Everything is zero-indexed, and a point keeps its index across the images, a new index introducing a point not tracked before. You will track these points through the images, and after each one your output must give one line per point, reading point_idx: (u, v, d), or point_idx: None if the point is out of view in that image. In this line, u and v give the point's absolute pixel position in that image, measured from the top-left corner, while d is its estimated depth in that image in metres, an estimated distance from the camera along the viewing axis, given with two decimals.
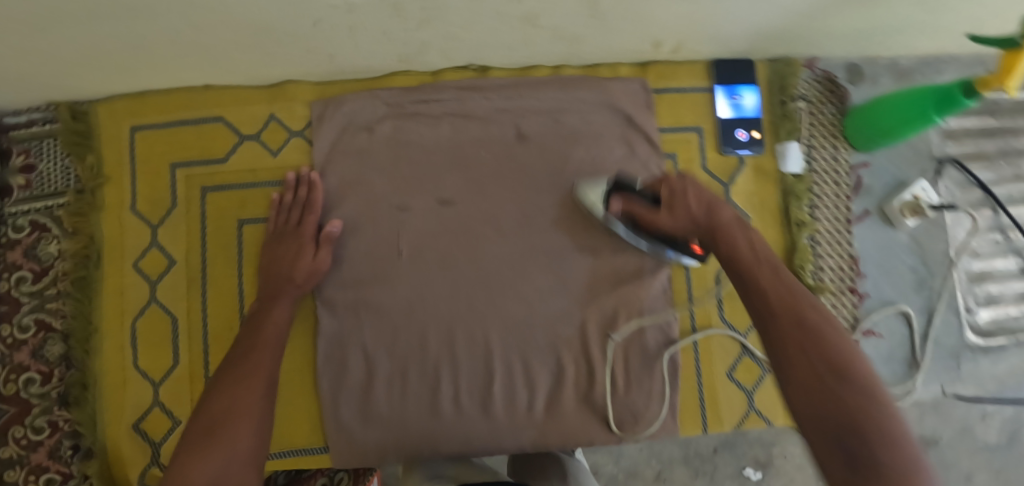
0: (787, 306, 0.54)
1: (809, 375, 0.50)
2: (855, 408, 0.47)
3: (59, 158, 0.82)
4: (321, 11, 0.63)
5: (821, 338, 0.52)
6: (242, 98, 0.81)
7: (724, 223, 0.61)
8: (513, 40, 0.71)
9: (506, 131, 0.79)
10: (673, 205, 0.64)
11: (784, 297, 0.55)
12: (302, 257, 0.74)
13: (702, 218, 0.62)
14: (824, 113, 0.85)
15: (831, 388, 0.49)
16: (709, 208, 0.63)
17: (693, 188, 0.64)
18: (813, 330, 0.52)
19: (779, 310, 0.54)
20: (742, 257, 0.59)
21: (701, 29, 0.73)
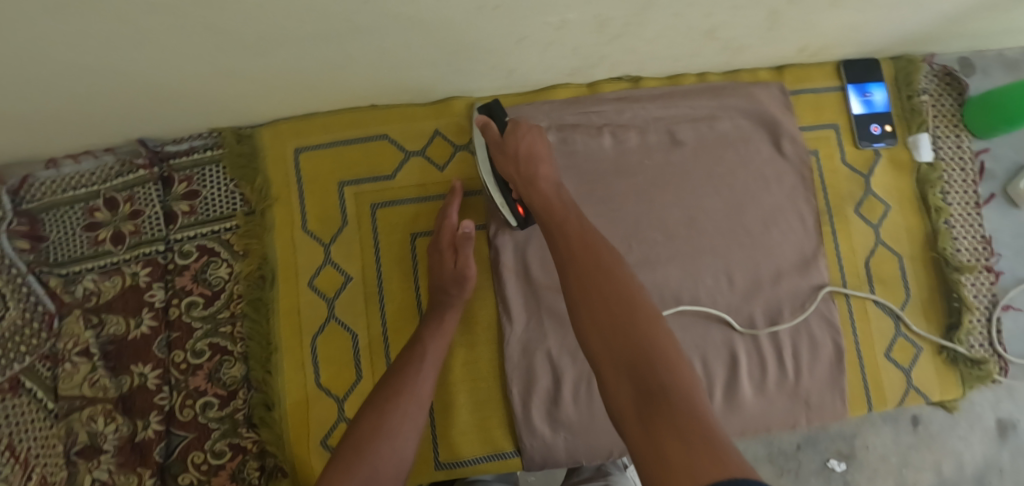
0: (584, 252, 0.58)
1: (619, 342, 0.51)
2: (665, 374, 0.48)
3: (223, 183, 0.84)
4: (532, 28, 0.67)
5: (625, 300, 0.54)
6: (408, 114, 0.83)
7: (557, 214, 0.64)
8: (684, 50, 0.78)
9: (661, 137, 0.85)
10: (506, 146, 0.71)
11: (589, 258, 0.57)
12: (445, 264, 0.75)
13: (523, 163, 0.70)
14: (944, 105, 0.91)
15: (641, 361, 0.49)
16: (527, 159, 0.70)
17: (530, 136, 0.72)
18: (618, 294, 0.54)
19: (576, 259, 0.58)
20: (552, 213, 0.64)
21: (846, 34, 0.80)
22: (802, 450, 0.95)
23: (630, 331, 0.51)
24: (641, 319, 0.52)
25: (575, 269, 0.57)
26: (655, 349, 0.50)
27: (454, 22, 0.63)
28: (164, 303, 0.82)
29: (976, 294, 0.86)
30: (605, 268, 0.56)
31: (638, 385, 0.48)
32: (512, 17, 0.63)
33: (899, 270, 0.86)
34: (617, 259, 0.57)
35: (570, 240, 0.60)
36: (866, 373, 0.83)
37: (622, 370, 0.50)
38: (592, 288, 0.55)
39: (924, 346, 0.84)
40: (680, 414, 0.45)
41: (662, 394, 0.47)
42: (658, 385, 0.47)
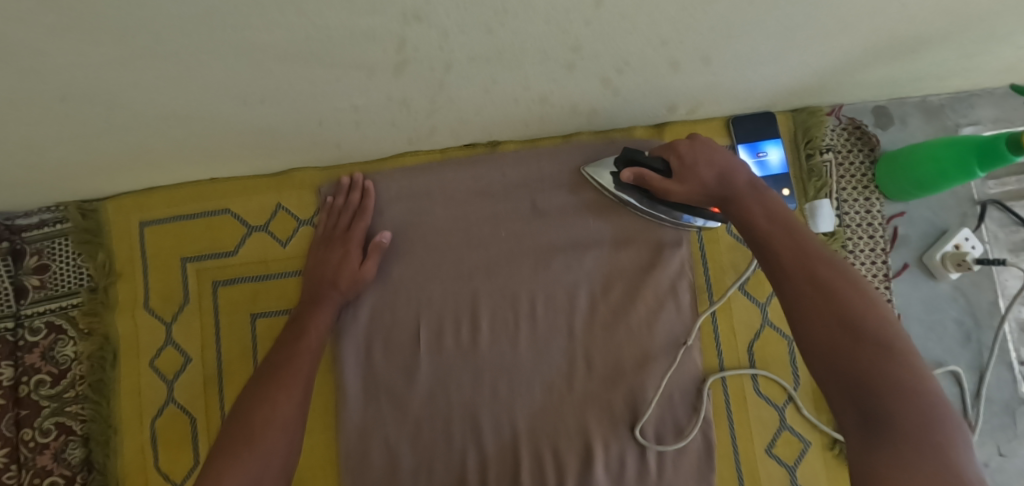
0: (799, 261, 0.52)
1: (838, 361, 0.46)
2: (904, 403, 0.43)
3: (71, 257, 0.81)
4: (324, 113, 0.62)
5: (848, 306, 0.48)
6: (249, 187, 0.79)
7: (745, 217, 0.59)
8: (527, 117, 0.71)
9: (522, 206, 0.78)
10: (687, 179, 0.65)
11: (804, 266, 0.51)
12: (348, 264, 0.74)
13: (717, 188, 0.63)
14: (852, 164, 0.81)
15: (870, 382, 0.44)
16: (723, 176, 0.63)
17: (703, 154, 0.65)
18: (848, 310, 0.47)
19: (796, 268, 0.52)
20: (755, 217, 0.58)
21: (715, 94, 0.71)
22: None
23: (862, 348, 0.45)
24: (868, 337, 0.46)
25: (792, 278, 0.51)
26: (890, 372, 0.44)
27: (227, 113, 0.59)
28: (13, 381, 0.80)
29: None
30: (835, 283, 0.49)
31: (868, 413, 0.44)
32: (297, 104, 0.59)
33: (788, 353, 0.77)
34: (840, 267, 0.51)
35: (782, 247, 0.54)
36: (743, 467, 0.76)
37: (847, 397, 0.45)
38: (809, 306, 0.49)
39: (811, 439, 0.76)
40: (913, 448, 0.41)
41: (894, 427, 0.42)
42: (889, 415, 0.43)
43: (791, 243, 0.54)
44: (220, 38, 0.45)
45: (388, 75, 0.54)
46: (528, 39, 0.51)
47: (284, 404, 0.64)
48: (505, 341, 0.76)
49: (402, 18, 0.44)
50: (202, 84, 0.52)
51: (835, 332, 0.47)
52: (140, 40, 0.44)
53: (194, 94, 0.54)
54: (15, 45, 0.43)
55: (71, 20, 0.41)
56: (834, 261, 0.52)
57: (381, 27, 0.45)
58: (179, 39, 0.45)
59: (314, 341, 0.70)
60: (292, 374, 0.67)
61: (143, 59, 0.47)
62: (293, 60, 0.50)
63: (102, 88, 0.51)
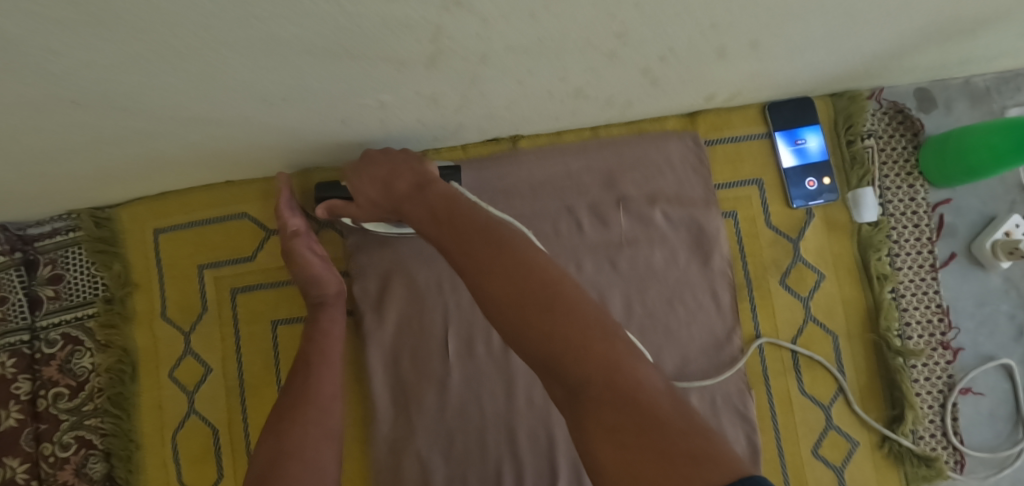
0: (464, 254, 0.51)
1: (540, 344, 0.46)
2: (587, 367, 0.44)
3: (85, 266, 0.78)
4: (348, 111, 0.59)
5: (532, 287, 0.47)
6: (267, 190, 0.76)
7: (416, 221, 0.58)
8: (558, 110, 0.68)
9: (552, 203, 0.75)
10: (362, 202, 0.64)
11: (474, 259, 0.51)
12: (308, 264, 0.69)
13: (387, 203, 0.62)
14: (894, 149, 0.77)
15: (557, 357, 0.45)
16: (387, 185, 0.62)
17: (365, 172, 0.63)
18: (521, 289, 0.47)
19: (473, 260, 0.51)
20: (428, 218, 0.57)
21: (753, 82, 0.68)
22: None
23: (540, 322, 0.46)
24: (535, 309, 0.46)
25: (468, 273, 0.51)
26: (571, 338, 0.45)
27: (251, 113, 0.56)
28: (31, 395, 0.78)
29: (926, 377, 0.73)
30: (503, 266, 0.49)
31: (567, 385, 0.45)
32: (322, 101, 0.56)
33: (833, 350, 0.74)
34: (501, 242, 0.51)
35: (453, 243, 0.53)
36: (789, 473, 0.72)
37: (548, 373, 0.47)
38: (487, 297, 0.49)
39: (859, 440, 0.73)
40: (612, 408, 0.42)
41: (591, 391, 0.44)
42: (580, 381, 0.44)
43: (463, 228, 0.53)
44: (254, 33, 0.42)
45: (420, 67, 0.51)
46: (568, 26, 0.47)
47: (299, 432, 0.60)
48: None
49: (441, 6, 0.41)
50: (231, 82, 0.49)
51: (517, 314, 0.47)
52: (161, 35, 0.40)
53: (220, 95, 0.51)
54: (27, 44, 0.39)
55: (83, 16, 0.36)
56: (495, 241, 0.51)
57: (418, 16, 0.42)
58: (200, 32, 0.40)
59: (337, 350, 0.67)
60: (317, 389, 0.63)
61: (165, 56, 0.43)
62: (322, 54, 0.47)
63: (118, 89, 0.47)
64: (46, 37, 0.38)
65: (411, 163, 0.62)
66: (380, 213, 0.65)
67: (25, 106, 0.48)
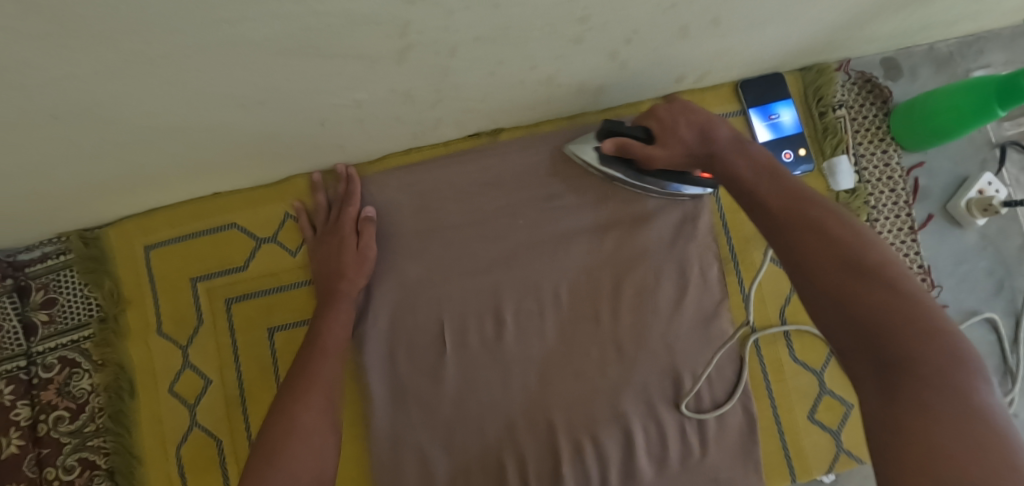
0: (813, 206, 0.50)
1: (847, 313, 0.43)
2: (908, 346, 0.40)
3: (78, 288, 0.79)
4: (326, 111, 0.61)
5: (850, 255, 0.45)
6: (253, 199, 0.77)
7: (763, 196, 0.54)
8: (533, 99, 0.70)
9: (536, 192, 0.76)
10: (666, 141, 0.65)
11: (800, 219, 0.50)
12: (347, 248, 0.73)
13: (698, 146, 0.63)
14: (866, 117, 0.79)
15: (877, 330, 0.41)
16: (705, 132, 0.63)
17: (684, 116, 0.65)
18: (854, 254, 0.45)
19: (822, 217, 0.49)
20: (759, 180, 0.56)
21: (719, 60, 0.70)
22: None
23: (875, 291, 0.43)
24: (887, 278, 0.43)
25: (787, 231, 0.50)
26: (898, 305, 0.41)
27: (230, 118, 0.57)
28: (31, 420, 0.78)
29: None
30: (823, 227, 0.48)
31: (883, 361, 0.41)
32: (298, 103, 0.57)
33: None
34: (832, 212, 0.50)
35: (780, 207, 0.52)
36: (787, 438, 0.74)
37: (856, 343, 0.42)
38: (806, 253, 0.47)
39: (853, 402, 0.74)
40: (944, 395, 0.37)
41: (910, 367, 0.39)
42: (905, 353, 0.40)
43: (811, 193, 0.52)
44: (226, 37, 0.43)
45: (390, 63, 0.53)
46: (531, 13, 0.49)
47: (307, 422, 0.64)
48: (532, 332, 0.75)
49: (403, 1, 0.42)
50: (207, 88, 0.50)
51: (864, 278, 0.44)
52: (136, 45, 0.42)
53: (196, 102, 0.52)
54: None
55: (58, 28, 0.38)
56: (829, 211, 0.50)
57: (383, 12, 0.43)
58: (173, 39, 0.42)
59: (335, 342, 0.69)
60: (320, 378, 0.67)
61: (144, 65, 0.45)
62: (295, 56, 0.48)
63: (97, 98, 0.48)
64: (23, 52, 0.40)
65: (709, 116, 0.64)
66: (685, 161, 0.65)
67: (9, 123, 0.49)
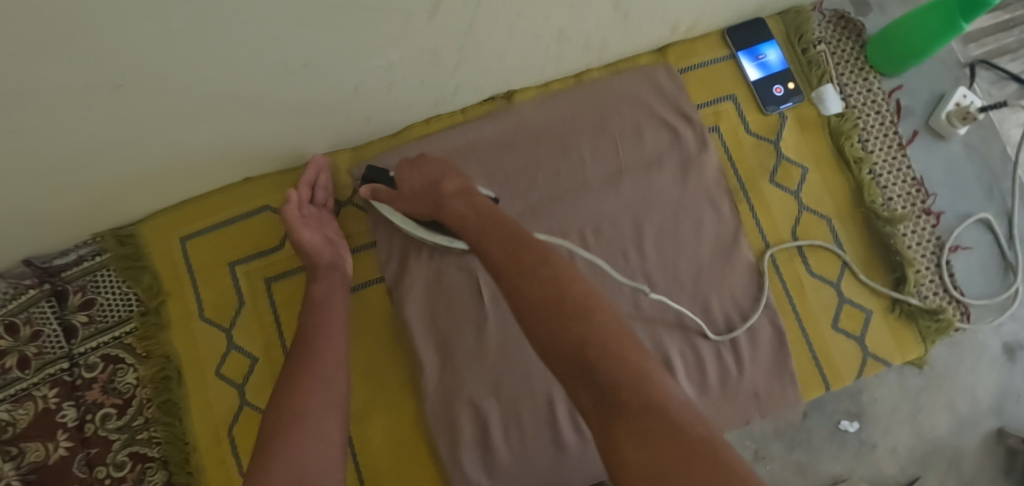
0: (534, 247, 0.52)
1: (558, 348, 0.44)
2: (613, 368, 0.42)
3: (117, 286, 0.80)
4: (361, 76, 0.65)
5: (552, 290, 0.47)
6: (285, 182, 0.81)
7: (486, 246, 0.55)
8: (543, 57, 0.76)
9: (552, 146, 0.81)
10: (403, 192, 0.70)
11: (512, 258, 0.51)
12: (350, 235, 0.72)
13: (455, 193, 0.64)
14: (845, 50, 0.86)
15: (583, 358, 0.43)
16: (433, 183, 0.66)
17: (416, 170, 0.69)
18: (541, 292, 0.47)
19: (525, 253, 0.51)
20: (471, 222, 0.60)
21: (709, 5, 0.77)
22: (809, 418, 0.93)
23: (568, 327, 0.44)
24: (568, 314, 0.45)
25: (501, 272, 0.51)
26: (591, 336, 0.43)
27: (274, 87, 0.61)
28: (78, 422, 0.78)
29: (918, 241, 0.80)
30: (534, 266, 0.49)
31: (592, 387, 0.42)
32: (337, 68, 0.62)
33: (831, 232, 0.80)
34: (543, 251, 0.51)
35: (491, 252, 0.54)
36: (815, 348, 0.78)
37: (571, 371, 0.43)
38: (518, 292, 0.48)
39: (872, 307, 0.79)
40: (640, 423, 0.38)
41: (615, 393, 0.41)
42: (609, 380, 0.41)
43: (532, 236, 0.54)
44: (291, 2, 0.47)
45: (424, 19, 0.58)
46: None
47: (334, 381, 0.60)
48: None
49: None
50: (262, 54, 0.54)
51: (558, 316, 0.45)
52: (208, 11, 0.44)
53: (250, 70, 0.56)
54: (79, 30, 0.41)
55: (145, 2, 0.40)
56: (543, 252, 0.51)
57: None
58: (243, 3, 0.45)
59: (340, 312, 0.67)
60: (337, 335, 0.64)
61: (208, 33, 0.47)
62: (345, 16, 0.52)
63: (155, 75, 0.51)
64: (106, 24, 0.42)
65: (456, 173, 0.67)
66: (422, 207, 0.69)
67: (73, 103, 0.51)
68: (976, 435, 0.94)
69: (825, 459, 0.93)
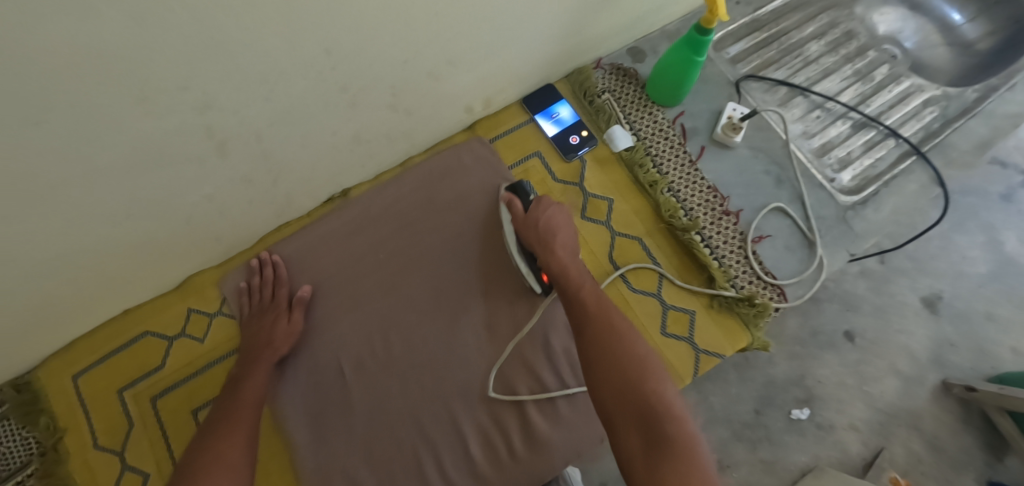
0: (598, 311, 0.69)
1: (624, 391, 0.61)
2: (670, 426, 0.57)
3: (15, 435, 0.85)
4: (191, 210, 0.77)
5: (628, 339, 0.65)
6: (160, 306, 0.89)
7: (587, 299, 0.71)
8: (359, 158, 0.88)
9: (392, 226, 0.93)
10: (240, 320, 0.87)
11: (603, 313, 0.69)
12: (279, 323, 0.85)
13: (252, 340, 0.85)
14: (628, 93, 0.99)
15: (644, 412, 0.59)
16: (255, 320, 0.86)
17: (236, 298, 0.89)
18: (623, 348, 0.64)
19: (594, 319, 0.69)
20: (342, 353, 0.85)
21: (488, 86, 0.91)
22: (762, 413, 1.04)
23: (636, 382, 0.61)
24: (625, 358, 0.63)
25: (584, 319, 0.69)
26: (650, 388, 0.60)
27: (110, 234, 0.72)
28: None
29: (723, 240, 0.90)
30: (608, 320, 0.68)
31: (647, 435, 0.57)
32: (167, 208, 0.74)
33: (644, 250, 0.90)
34: (611, 314, 0.69)
35: (584, 297, 0.72)
36: (650, 357, 0.85)
37: (632, 418, 0.59)
38: (603, 340, 0.66)
39: (694, 308, 0.87)
40: (677, 474, 0.53)
41: (671, 444, 0.55)
42: (671, 432, 0.56)
43: (596, 298, 0.72)
44: (79, 167, 0.60)
45: (218, 158, 0.70)
46: (301, 95, 0.68)
47: (234, 448, 0.71)
48: (418, 338, 0.87)
49: (195, 110, 0.61)
50: (82, 214, 0.66)
51: (620, 369, 0.62)
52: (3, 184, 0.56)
53: (86, 225, 0.68)
54: None
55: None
56: (613, 317, 0.69)
57: (187, 121, 0.62)
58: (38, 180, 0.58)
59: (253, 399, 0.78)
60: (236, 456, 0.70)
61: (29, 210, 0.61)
62: (139, 173, 0.65)
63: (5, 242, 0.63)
64: None
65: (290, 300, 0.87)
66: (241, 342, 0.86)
67: None
68: (923, 393, 1.05)
69: (792, 450, 1.02)
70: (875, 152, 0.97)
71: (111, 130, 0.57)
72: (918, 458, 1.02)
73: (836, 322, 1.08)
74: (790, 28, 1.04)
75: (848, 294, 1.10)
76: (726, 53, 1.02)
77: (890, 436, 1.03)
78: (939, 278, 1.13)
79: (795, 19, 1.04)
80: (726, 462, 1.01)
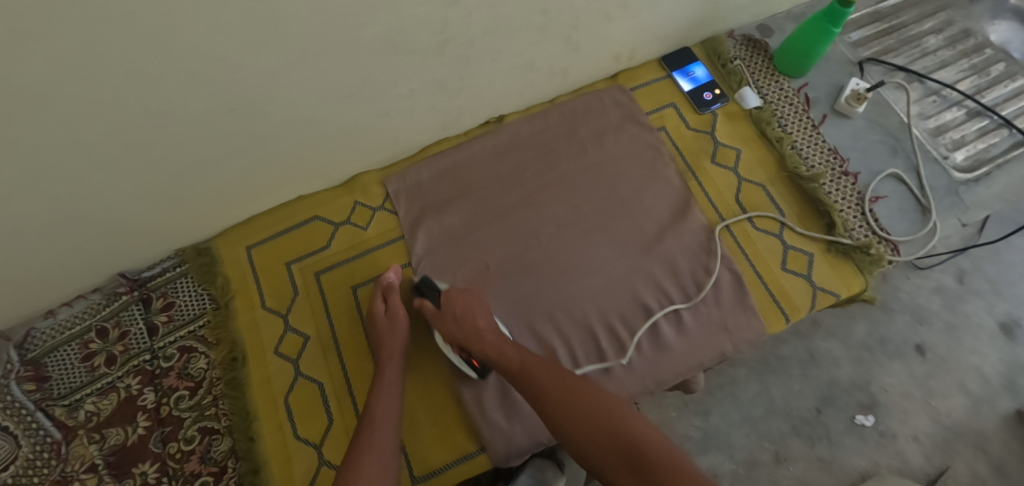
0: (535, 372, 0.76)
1: (598, 436, 0.67)
2: (656, 452, 0.64)
3: (193, 289, 0.98)
4: (391, 101, 0.89)
5: (583, 390, 0.73)
6: (328, 197, 1.01)
7: (521, 361, 0.78)
8: (521, 86, 1.00)
9: (534, 153, 1.02)
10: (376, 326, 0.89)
11: (541, 372, 0.76)
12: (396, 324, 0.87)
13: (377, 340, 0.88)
14: (757, 63, 1.09)
15: (628, 445, 0.65)
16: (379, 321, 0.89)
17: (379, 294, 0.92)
18: (581, 397, 0.72)
19: (534, 381, 0.75)
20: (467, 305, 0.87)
21: (643, 36, 1.01)
22: (823, 413, 1.09)
23: (607, 423, 0.68)
24: (595, 405, 0.71)
25: (532, 376, 0.76)
26: (623, 426, 0.68)
27: (328, 109, 0.84)
28: (156, 403, 0.92)
29: (842, 196, 0.98)
30: (555, 376, 0.75)
31: (637, 467, 0.63)
32: (375, 97, 0.86)
33: (767, 196, 0.98)
34: (557, 371, 0.76)
35: (512, 360, 0.78)
36: (771, 287, 0.93)
37: (618, 455, 0.65)
38: (559, 394, 0.72)
39: (813, 251, 0.95)
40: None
41: (663, 464, 0.62)
42: (659, 454, 0.63)
43: (529, 360, 0.78)
44: (341, 36, 0.72)
45: (434, 55, 0.83)
46: (513, 10, 0.81)
47: (380, 436, 0.75)
48: (557, 248, 0.96)
49: (445, 5, 0.75)
50: (318, 84, 0.79)
51: (597, 410, 0.70)
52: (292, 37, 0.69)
53: (318, 95, 0.81)
54: (231, 59, 0.68)
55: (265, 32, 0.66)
56: (556, 374, 0.76)
57: (434, 13, 0.76)
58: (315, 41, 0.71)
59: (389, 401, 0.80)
60: (385, 459, 0.74)
61: (288, 70, 0.74)
62: (374, 56, 0.78)
63: (264, 93, 0.76)
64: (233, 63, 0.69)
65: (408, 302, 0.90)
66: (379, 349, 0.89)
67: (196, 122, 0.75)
68: (993, 415, 1.08)
69: (851, 454, 1.07)
70: (989, 138, 1.04)
71: (384, 7, 0.71)
72: (981, 478, 1.05)
73: (905, 334, 1.14)
74: (908, 22, 1.14)
75: (920, 307, 1.16)
76: (849, 38, 1.12)
77: (954, 455, 1.06)
78: (1018, 304, 1.16)
79: (913, 15, 1.15)
80: (783, 454, 1.07)
